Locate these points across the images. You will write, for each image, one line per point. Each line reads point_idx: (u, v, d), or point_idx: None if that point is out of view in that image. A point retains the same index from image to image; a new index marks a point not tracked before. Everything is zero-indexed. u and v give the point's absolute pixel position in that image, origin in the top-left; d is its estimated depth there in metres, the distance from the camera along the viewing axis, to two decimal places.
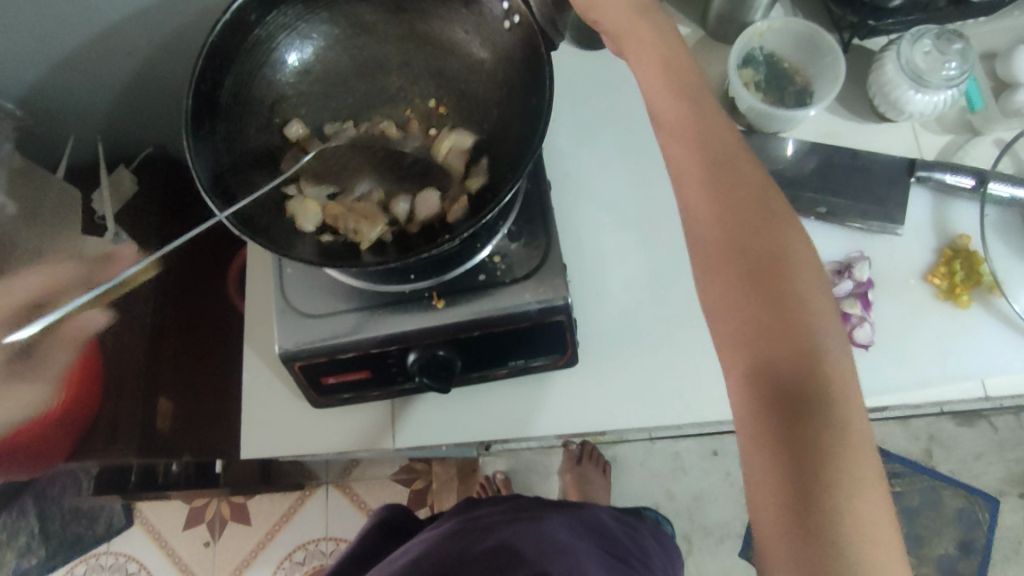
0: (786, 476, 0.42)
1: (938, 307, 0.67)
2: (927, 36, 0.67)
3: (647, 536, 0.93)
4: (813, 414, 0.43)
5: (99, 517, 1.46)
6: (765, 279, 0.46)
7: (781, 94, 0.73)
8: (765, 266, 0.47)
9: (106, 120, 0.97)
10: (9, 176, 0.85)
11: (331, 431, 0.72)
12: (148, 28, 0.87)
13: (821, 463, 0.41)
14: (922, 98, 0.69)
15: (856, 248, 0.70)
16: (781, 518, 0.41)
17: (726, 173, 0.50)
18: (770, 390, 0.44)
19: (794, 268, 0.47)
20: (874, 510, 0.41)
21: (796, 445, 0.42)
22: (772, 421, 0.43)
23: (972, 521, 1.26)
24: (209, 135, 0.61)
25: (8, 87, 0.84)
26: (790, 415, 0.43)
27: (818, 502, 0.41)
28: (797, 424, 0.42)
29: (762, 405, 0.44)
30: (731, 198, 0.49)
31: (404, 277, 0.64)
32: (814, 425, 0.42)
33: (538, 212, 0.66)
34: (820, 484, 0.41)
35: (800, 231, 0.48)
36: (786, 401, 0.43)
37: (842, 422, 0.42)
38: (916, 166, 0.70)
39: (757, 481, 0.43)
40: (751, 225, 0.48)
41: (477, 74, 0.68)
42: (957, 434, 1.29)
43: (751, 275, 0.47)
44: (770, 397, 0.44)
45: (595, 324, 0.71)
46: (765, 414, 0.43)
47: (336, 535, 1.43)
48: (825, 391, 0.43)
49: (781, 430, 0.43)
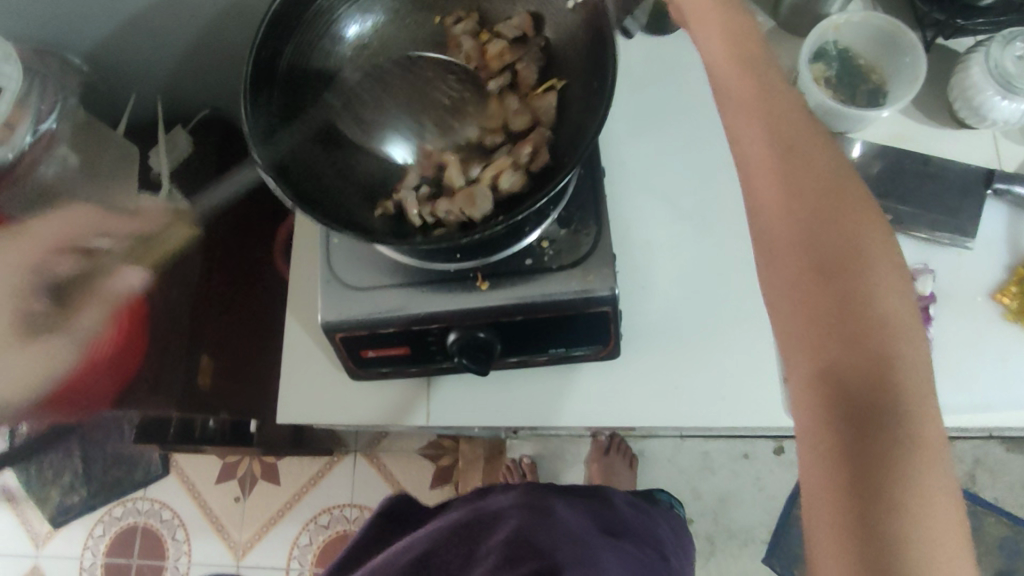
0: (847, 496, 0.40)
1: (1004, 328, 0.63)
2: (1019, 39, 0.63)
3: (662, 521, 0.92)
4: (880, 431, 0.41)
5: (138, 464, 1.51)
6: (826, 281, 0.44)
7: (853, 91, 0.70)
8: (827, 274, 0.45)
9: (167, 80, 0.98)
10: (74, 131, 0.86)
11: (366, 404, 0.73)
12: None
13: (882, 482, 0.39)
14: (1007, 105, 0.65)
15: (922, 260, 0.66)
16: (841, 539, 0.39)
17: (786, 170, 0.47)
18: (824, 398, 0.42)
19: (862, 268, 0.44)
20: (942, 544, 0.38)
21: (861, 462, 0.40)
22: (831, 440, 0.41)
23: (1012, 551, 1.21)
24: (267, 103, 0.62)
25: (76, 41, 0.86)
26: (853, 431, 0.41)
27: (880, 525, 0.39)
28: (857, 441, 0.41)
29: (827, 420, 0.42)
30: (788, 197, 0.47)
31: (450, 257, 0.63)
32: (881, 443, 0.40)
33: (590, 200, 0.65)
34: (879, 504, 0.39)
35: (880, 239, 0.45)
36: (852, 416, 0.41)
37: (912, 440, 0.40)
38: (994, 177, 0.66)
39: (816, 499, 0.41)
40: (806, 231, 0.46)
41: (539, 52, 0.66)
42: (1005, 460, 1.24)
43: (808, 276, 0.45)
44: (833, 408, 0.42)
45: (638, 317, 0.70)
46: (827, 430, 0.42)
47: (361, 502, 1.46)
48: (895, 406, 0.41)
49: (841, 447, 0.41)
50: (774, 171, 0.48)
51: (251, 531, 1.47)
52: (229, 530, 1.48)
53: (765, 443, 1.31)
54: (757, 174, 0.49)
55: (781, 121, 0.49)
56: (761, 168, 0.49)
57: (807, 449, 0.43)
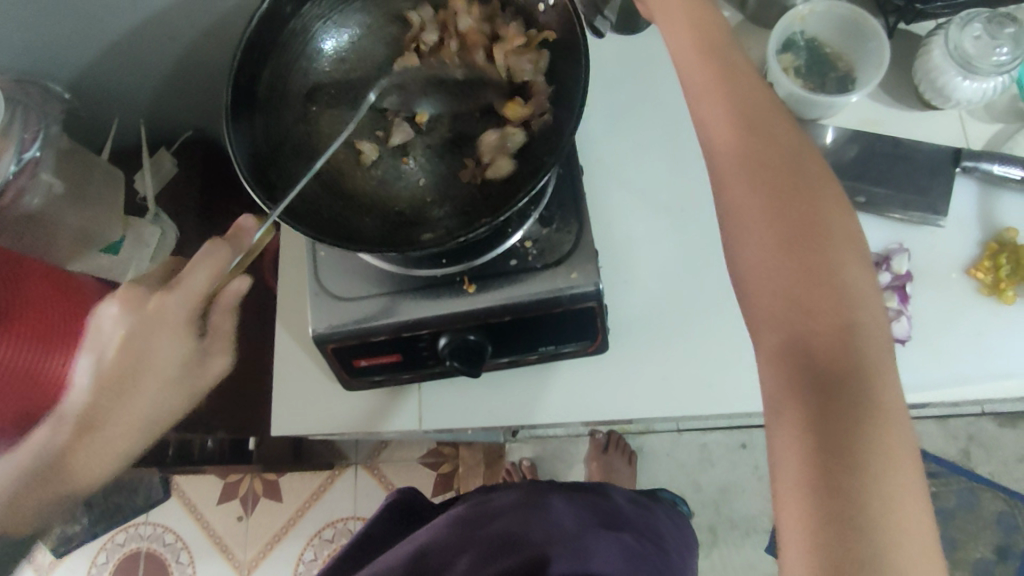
0: (810, 465, 0.41)
1: (981, 303, 0.65)
2: (977, 20, 0.65)
3: (662, 515, 0.93)
4: (846, 400, 0.41)
5: (139, 489, 1.51)
6: (788, 260, 0.46)
7: (822, 79, 0.71)
8: (798, 255, 0.46)
9: (149, 103, 0.99)
10: (59, 158, 0.85)
11: (361, 413, 0.73)
12: (190, 14, 0.89)
13: (845, 450, 0.40)
14: (970, 85, 0.66)
15: (897, 240, 0.68)
16: (807, 504, 0.40)
17: (756, 151, 0.49)
18: (793, 371, 0.43)
19: (827, 245, 0.46)
20: (902, 507, 0.39)
21: (824, 431, 0.41)
22: (796, 415, 0.42)
23: (1010, 525, 1.22)
24: (250, 126, 0.63)
25: (57, 69, 0.86)
26: (818, 405, 0.42)
27: (845, 492, 0.39)
28: (821, 414, 0.41)
29: (791, 394, 0.43)
30: (761, 181, 0.48)
31: (436, 262, 0.64)
32: (842, 414, 0.41)
33: (570, 198, 0.66)
34: (841, 471, 0.40)
35: (842, 220, 0.47)
36: (815, 389, 0.42)
37: (872, 409, 0.41)
38: (961, 156, 0.67)
39: (781, 470, 0.42)
40: (777, 212, 0.47)
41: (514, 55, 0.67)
42: (999, 435, 1.25)
43: (777, 259, 0.46)
44: (795, 382, 0.43)
45: (624, 311, 0.71)
46: (794, 405, 0.42)
47: (364, 514, 1.46)
48: (857, 377, 0.42)
49: (811, 417, 0.42)
50: (744, 157, 0.49)
51: (256, 549, 1.47)
52: (233, 550, 1.48)
53: (761, 432, 1.32)
54: (725, 162, 0.50)
55: (748, 106, 0.51)
56: (730, 156, 0.50)
57: (773, 423, 0.43)
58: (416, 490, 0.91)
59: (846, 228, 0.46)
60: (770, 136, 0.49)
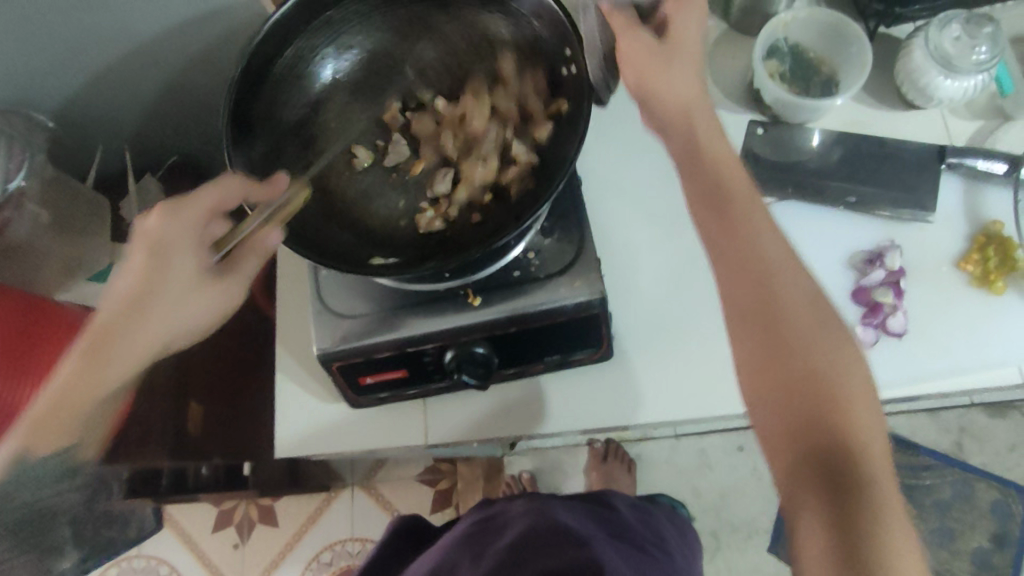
0: (818, 496, 0.46)
1: (971, 295, 0.66)
2: (956, 20, 0.67)
3: (665, 520, 0.94)
4: (835, 429, 0.48)
5: (131, 521, 1.48)
6: (759, 306, 0.52)
7: (807, 84, 0.73)
8: (772, 304, 0.52)
9: (135, 130, 0.97)
10: (43, 187, 0.84)
11: (366, 431, 0.73)
12: (170, 52, 0.86)
13: (842, 477, 0.46)
14: (951, 84, 0.68)
15: (888, 237, 0.70)
16: (820, 531, 0.45)
17: (750, 247, 0.54)
18: (786, 413, 0.49)
19: (790, 292, 0.52)
20: (895, 518, 0.45)
21: (822, 461, 0.47)
22: (798, 451, 0.48)
23: (1005, 514, 1.24)
24: (248, 109, 0.64)
25: (42, 100, 0.85)
26: (813, 440, 0.48)
27: (852, 514, 0.45)
28: (817, 448, 0.47)
29: (790, 434, 0.49)
30: (757, 262, 0.53)
31: (439, 276, 0.62)
32: (834, 445, 0.47)
33: (570, 209, 0.67)
34: (847, 498, 0.46)
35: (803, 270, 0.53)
36: (807, 428, 0.48)
37: (854, 434, 0.48)
38: (946, 153, 0.69)
39: (791, 505, 0.48)
40: (759, 284, 0.52)
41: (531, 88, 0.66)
42: (989, 426, 1.27)
43: (751, 307, 0.52)
44: (791, 422, 0.49)
45: (625, 317, 0.72)
46: (793, 443, 0.48)
47: (362, 535, 1.44)
48: (842, 410, 0.48)
49: (808, 452, 0.48)
50: (718, 214, 0.55)
51: None
52: None
53: None
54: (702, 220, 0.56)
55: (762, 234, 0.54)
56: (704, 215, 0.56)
57: (776, 462, 0.49)
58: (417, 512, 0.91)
59: (803, 277, 0.53)
60: (740, 193, 0.56)
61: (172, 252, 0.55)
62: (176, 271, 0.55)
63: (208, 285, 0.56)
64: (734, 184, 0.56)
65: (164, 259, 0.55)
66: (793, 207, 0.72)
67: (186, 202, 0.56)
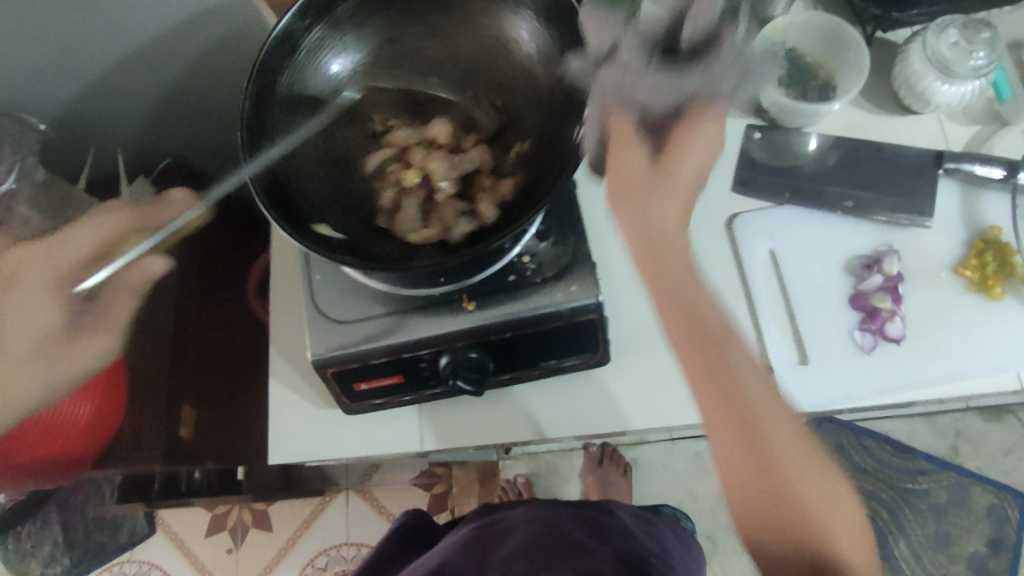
0: None
1: (970, 300, 0.66)
2: (952, 26, 0.67)
3: (668, 531, 0.93)
4: (799, 526, 0.50)
5: (122, 525, 1.47)
6: (715, 401, 0.52)
7: (804, 88, 0.73)
8: (727, 401, 0.52)
9: (130, 132, 0.95)
10: (34, 192, 0.81)
11: (361, 437, 0.72)
12: (172, 55, 0.87)
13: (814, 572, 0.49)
14: (948, 89, 0.68)
15: (885, 242, 0.69)
16: None
17: (703, 340, 0.52)
18: (751, 510, 0.51)
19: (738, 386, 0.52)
20: None
21: (794, 557, 0.50)
22: (772, 546, 0.51)
23: (1001, 518, 1.24)
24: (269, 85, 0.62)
25: (37, 103, 0.83)
26: (777, 536, 0.51)
27: None
28: (788, 547, 0.50)
29: (757, 527, 0.51)
30: (713, 351, 0.52)
31: (434, 281, 0.63)
32: (801, 542, 0.50)
33: (567, 213, 0.66)
34: None
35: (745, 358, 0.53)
36: (770, 526, 0.51)
37: (816, 529, 0.50)
38: (944, 158, 0.69)
39: None
40: (716, 378, 0.52)
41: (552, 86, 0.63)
42: (984, 430, 1.28)
43: (710, 400, 0.52)
44: (762, 521, 0.51)
45: (621, 322, 0.71)
46: (765, 538, 0.51)
47: (357, 539, 1.43)
48: (800, 504, 0.50)
49: (779, 550, 0.50)
50: (673, 305, 0.53)
51: None
52: None
53: None
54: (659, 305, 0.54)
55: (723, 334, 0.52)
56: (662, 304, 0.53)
57: (753, 549, 0.52)
58: (419, 512, 0.91)
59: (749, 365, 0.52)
60: (687, 273, 0.54)
61: (33, 282, 0.60)
62: (39, 306, 0.59)
63: (72, 327, 0.61)
64: (681, 268, 0.53)
65: (20, 287, 0.60)
66: (791, 211, 0.72)
67: (61, 240, 0.62)
